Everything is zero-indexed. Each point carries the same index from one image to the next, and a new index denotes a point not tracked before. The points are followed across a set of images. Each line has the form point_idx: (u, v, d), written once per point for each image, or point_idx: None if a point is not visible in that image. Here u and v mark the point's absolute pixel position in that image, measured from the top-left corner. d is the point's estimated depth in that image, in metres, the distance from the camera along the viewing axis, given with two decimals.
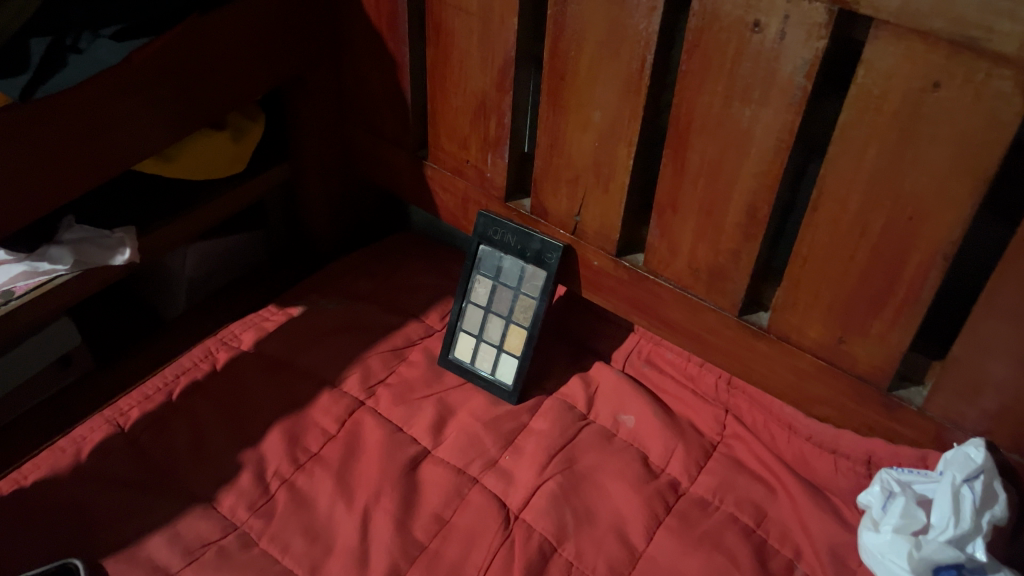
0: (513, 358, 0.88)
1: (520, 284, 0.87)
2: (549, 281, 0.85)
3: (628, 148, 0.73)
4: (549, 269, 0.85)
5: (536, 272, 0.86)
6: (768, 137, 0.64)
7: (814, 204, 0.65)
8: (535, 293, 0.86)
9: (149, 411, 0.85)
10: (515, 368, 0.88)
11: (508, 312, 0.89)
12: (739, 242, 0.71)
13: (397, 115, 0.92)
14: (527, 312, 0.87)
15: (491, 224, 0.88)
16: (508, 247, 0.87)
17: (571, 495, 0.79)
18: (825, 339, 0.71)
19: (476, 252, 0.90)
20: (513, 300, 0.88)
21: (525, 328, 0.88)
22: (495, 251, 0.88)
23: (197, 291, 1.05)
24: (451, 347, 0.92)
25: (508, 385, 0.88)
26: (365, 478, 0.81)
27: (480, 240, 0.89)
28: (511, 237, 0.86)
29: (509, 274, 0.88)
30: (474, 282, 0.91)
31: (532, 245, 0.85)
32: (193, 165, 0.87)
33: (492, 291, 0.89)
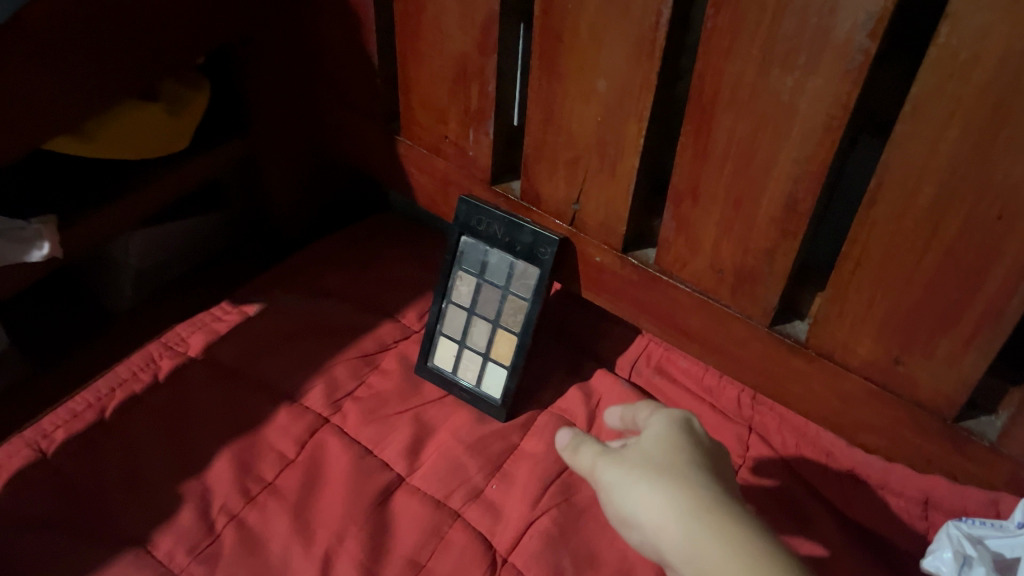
0: (502, 368, 0.76)
1: (509, 283, 0.74)
2: (543, 280, 0.72)
3: (638, 125, 0.60)
4: (543, 267, 0.72)
5: (528, 269, 0.73)
6: (817, 113, 0.51)
7: (870, 198, 0.52)
8: (527, 293, 0.74)
9: (77, 432, 0.73)
10: (504, 380, 0.76)
11: (495, 315, 0.76)
12: (774, 240, 0.58)
13: (364, 81, 0.78)
14: (518, 316, 0.75)
15: (474, 212, 0.74)
16: (494, 239, 0.74)
17: (569, 534, 0.67)
18: (877, 358, 0.58)
19: (457, 244, 0.76)
20: (500, 301, 0.75)
21: (516, 334, 0.75)
22: (480, 243, 0.75)
23: (148, 284, 0.91)
24: (431, 353, 0.79)
25: (495, 399, 0.76)
26: (328, 513, 0.69)
27: (462, 230, 0.75)
28: (499, 228, 0.73)
29: (496, 271, 0.75)
30: (456, 279, 0.78)
31: (523, 238, 0.72)
32: (118, 148, 0.73)
33: (476, 290, 0.76)
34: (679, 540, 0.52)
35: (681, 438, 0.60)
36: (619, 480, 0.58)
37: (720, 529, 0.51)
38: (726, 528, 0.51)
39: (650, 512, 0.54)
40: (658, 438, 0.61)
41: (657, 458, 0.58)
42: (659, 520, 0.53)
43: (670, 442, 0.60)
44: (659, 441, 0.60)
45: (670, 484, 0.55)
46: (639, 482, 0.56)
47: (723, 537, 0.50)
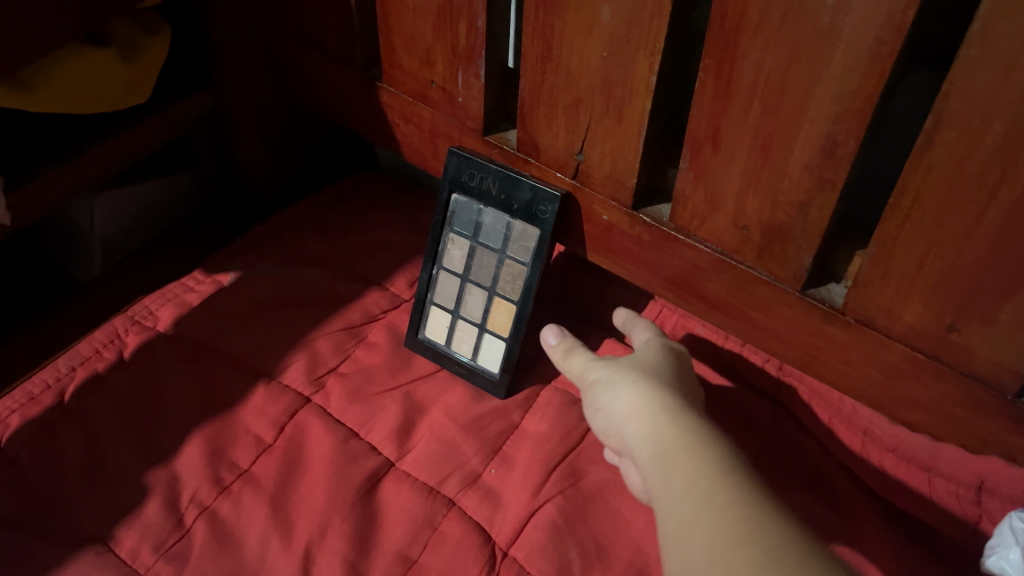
0: (499, 340, 0.69)
1: (506, 246, 0.67)
2: (544, 242, 0.64)
3: (649, 60, 0.52)
4: (543, 227, 0.64)
5: (527, 230, 0.65)
6: (864, 37, 0.43)
7: (925, 140, 0.44)
8: (525, 257, 0.66)
9: (34, 417, 0.66)
10: (502, 353, 0.69)
11: (491, 282, 0.68)
12: (808, 192, 0.50)
13: (339, 21, 0.70)
14: (516, 283, 0.67)
15: (465, 166, 0.66)
16: (488, 197, 0.66)
17: (576, 523, 0.61)
18: (928, 326, 0.51)
19: (448, 203, 0.69)
20: (496, 265, 0.68)
21: (514, 303, 0.67)
22: (472, 202, 0.67)
23: (117, 250, 0.85)
24: (422, 324, 0.72)
25: (493, 374, 0.69)
26: (309, 503, 0.62)
27: (452, 187, 0.68)
28: (493, 185, 0.65)
29: (491, 233, 0.67)
30: (447, 243, 0.70)
31: (520, 196, 0.64)
32: (76, 98, 0.66)
33: (470, 254, 0.69)
34: (640, 422, 0.52)
35: (671, 362, 0.60)
36: (603, 375, 0.59)
37: (677, 415, 0.51)
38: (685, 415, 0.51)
39: (621, 401, 0.55)
40: (650, 353, 0.61)
41: (645, 367, 0.58)
42: (626, 404, 0.54)
43: (660, 361, 0.60)
44: (650, 355, 0.60)
45: (648, 383, 0.55)
46: (620, 379, 0.56)
47: (679, 422, 0.50)
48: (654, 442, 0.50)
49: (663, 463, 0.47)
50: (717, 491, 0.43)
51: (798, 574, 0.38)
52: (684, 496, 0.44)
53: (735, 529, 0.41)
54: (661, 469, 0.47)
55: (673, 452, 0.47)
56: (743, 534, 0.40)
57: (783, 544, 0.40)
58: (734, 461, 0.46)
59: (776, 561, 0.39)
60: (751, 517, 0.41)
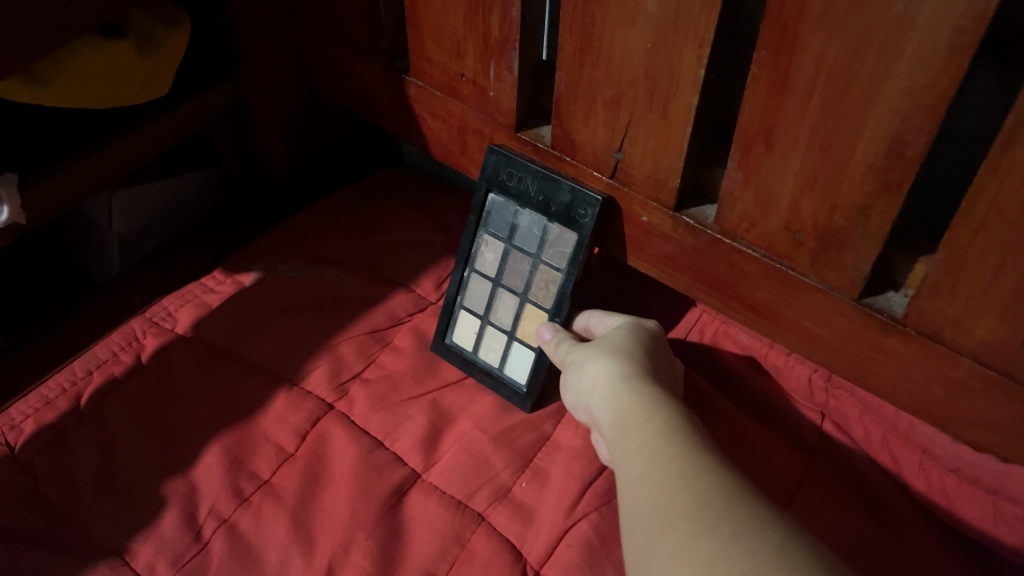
0: (529, 350, 0.65)
1: (541, 251, 0.63)
2: (581, 248, 0.61)
3: (697, 51, 0.48)
4: (581, 232, 0.60)
5: (564, 235, 0.62)
6: (941, 26, 0.39)
7: (1007, 139, 0.40)
8: (560, 264, 0.62)
9: (48, 422, 0.64)
10: (530, 365, 0.65)
11: (524, 288, 0.65)
12: (871, 195, 0.47)
13: (364, 12, 0.67)
14: (549, 291, 0.64)
15: (504, 164, 0.63)
16: (526, 198, 0.63)
17: (613, 544, 0.57)
18: (1002, 342, 0.47)
19: (484, 203, 0.66)
20: (530, 270, 0.64)
21: (545, 312, 0.64)
22: (509, 202, 0.64)
23: (135, 249, 0.83)
24: (450, 328, 0.69)
25: (521, 386, 0.66)
26: (330, 519, 0.60)
27: (490, 186, 0.65)
28: (532, 185, 0.62)
29: (528, 237, 0.64)
30: (480, 244, 0.67)
31: (559, 197, 0.61)
32: (89, 93, 0.63)
33: (504, 257, 0.66)
34: (601, 395, 0.51)
35: (641, 335, 0.58)
36: (571, 354, 0.57)
37: (636, 384, 0.49)
38: (644, 384, 0.49)
39: (586, 378, 0.53)
40: (621, 328, 0.59)
41: (614, 342, 0.56)
42: (592, 382, 0.53)
43: (629, 333, 0.58)
44: (621, 329, 0.58)
45: (614, 357, 0.53)
46: (587, 356, 0.55)
47: (635, 390, 0.49)
48: (612, 412, 0.48)
49: (620, 433, 0.46)
50: (663, 449, 0.42)
51: (731, 513, 0.37)
52: (635, 456, 0.43)
53: (675, 481, 0.40)
54: (617, 439, 0.46)
55: (628, 422, 0.46)
56: (682, 485, 0.39)
57: (720, 492, 0.38)
58: (685, 424, 0.45)
59: (710, 505, 0.38)
60: (692, 469, 0.40)
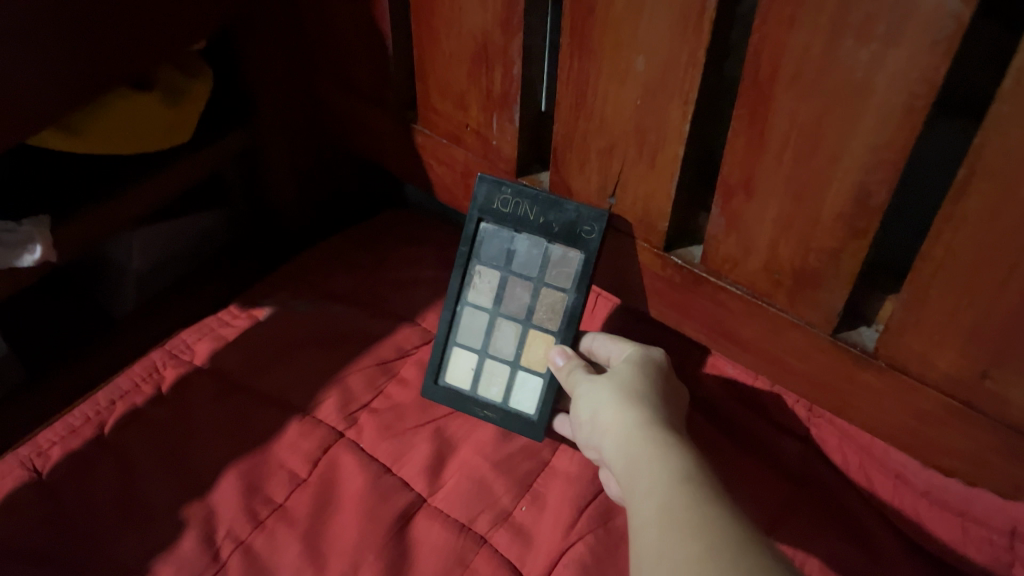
0: (535, 378, 0.68)
1: (544, 272, 0.66)
2: (587, 266, 0.63)
3: (683, 108, 0.53)
4: (586, 250, 0.63)
5: (567, 255, 0.64)
6: (897, 90, 0.44)
7: (958, 191, 0.45)
8: (566, 284, 0.65)
9: (74, 450, 0.68)
10: (537, 392, 0.68)
11: (526, 314, 0.67)
12: (841, 239, 0.51)
13: (375, 65, 0.72)
14: (554, 312, 0.66)
15: (497, 192, 0.65)
16: (526, 223, 0.65)
17: (606, 564, 0.61)
18: (963, 374, 0.51)
19: (475, 233, 0.67)
20: (532, 294, 0.67)
21: (552, 334, 0.66)
22: (504, 229, 0.66)
23: (151, 286, 0.87)
24: (443, 368, 0.71)
25: (529, 415, 0.68)
26: (341, 541, 0.63)
27: (483, 216, 0.66)
28: (530, 210, 0.64)
29: (527, 261, 0.66)
30: (473, 275, 0.69)
31: (561, 218, 0.63)
32: (118, 141, 0.69)
33: (501, 285, 0.68)
34: (615, 433, 0.50)
35: (653, 372, 0.58)
36: (585, 388, 0.57)
37: (650, 425, 0.49)
38: (658, 426, 0.49)
39: (601, 415, 0.53)
40: (633, 363, 0.59)
41: (624, 378, 0.56)
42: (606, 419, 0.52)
43: (641, 369, 0.58)
44: (632, 366, 0.58)
45: (625, 396, 0.53)
46: (599, 394, 0.54)
47: (649, 432, 0.48)
48: (625, 451, 0.48)
49: (631, 472, 0.46)
50: (675, 492, 0.42)
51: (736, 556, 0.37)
52: (647, 496, 0.43)
53: (685, 522, 0.40)
54: (630, 480, 0.46)
55: (641, 462, 0.46)
56: (691, 527, 0.39)
57: (727, 536, 0.38)
58: (698, 468, 0.44)
59: (718, 550, 0.37)
60: (703, 513, 0.40)
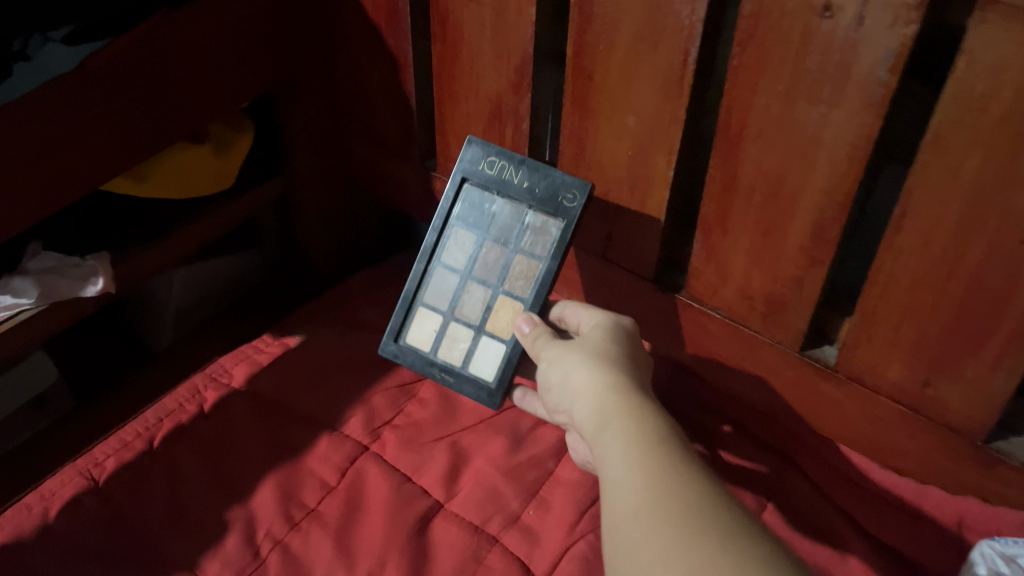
0: (497, 345, 0.69)
1: (520, 239, 0.68)
2: (564, 234, 0.66)
3: (667, 158, 0.62)
4: (565, 218, 0.65)
5: (546, 223, 0.67)
6: (840, 144, 0.53)
7: (895, 226, 0.54)
8: (542, 251, 0.67)
9: (127, 461, 0.76)
10: (497, 360, 0.69)
11: (497, 279, 0.69)
12: (803, 268, 0.60)
13: (400, 120, 0.82)
14: (526, 280, 0.68)
15: (484, 155, 0.69)
16: (508, 186, 0.68)
17: (605, 560, 0.69)
18: (909, 382, 0.60)
19: (458, 194, 0.71)
20: (506, 260, 0.69)
21: (520, 301, 0.68)
22: (487, 192, 0.70)
23: (186, 321, 0.96)
24: (407, 327, 0.73)
25: (487, 383, 0.69)
26: (368, 540, 0.71)
27: (467, 177, 0.70)
28: (515, 174, 0.67)
29: (506, 225, 0.69)
30: (449, 236, 0.71)
31: (545, 185, 0.66)
32: (174, 187, 0.79)
33: (477, 249, 0.70)
34: (591, 406, 0.54)
35: (619, 336, 0.61)
36: (556, 355, 0.59)
37: (624, 399, 0.53)
38: (632, 400, 0.53)
39: (576, 386, 0.56)
40: (602, 329, 0.61)
41: (596, 346, 0.59)
42: (582, 390, 0.55)
43: (610, 336, 0.61)
44: (601, 331, 0.61)
45: (599, 364, 0.56)
46: (573, 361, 0.58)
47: (625, 407, 0.52)
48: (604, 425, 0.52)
49: (613, 447, 0.50)
50: (658, 473, 0.46)
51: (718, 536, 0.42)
52: (630, 474, 0.47)
53: (668, 504, 0.44)
54: (612, 449, 0.50)
55: (621, 435, 0.50)
56: (675, 510, 0.44)
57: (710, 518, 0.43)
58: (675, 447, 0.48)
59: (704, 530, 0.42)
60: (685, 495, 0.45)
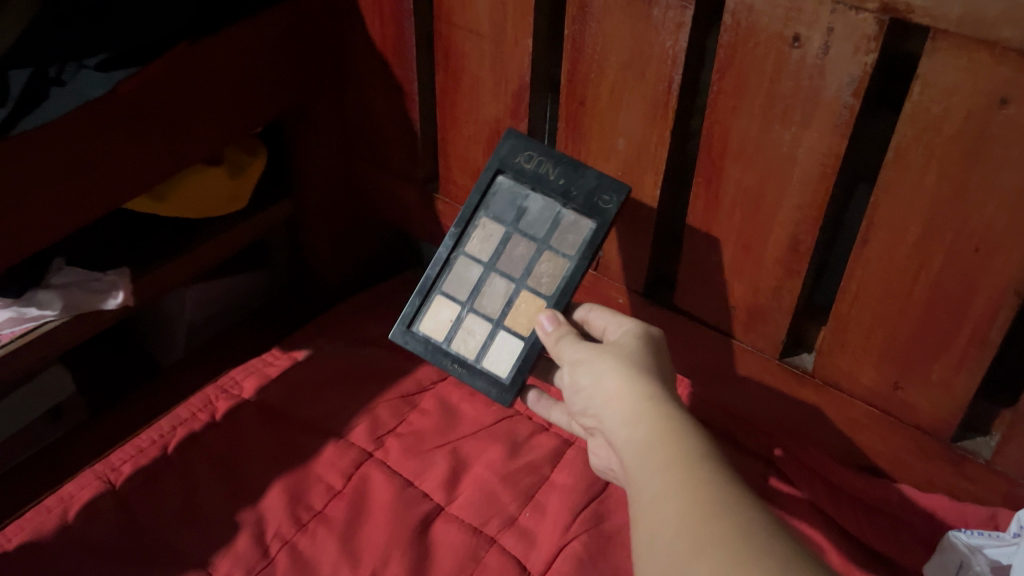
0: (514, 341, 0.69)
1: (550, 236, 0.69)
2: (597, 233, 0.66)
3: (654, 177, 0.67)
4: (601, 218, 0.66)
5: (578, 222, 0.68)
6: (812, 162, 0.58)
7: (863, 238, 0.59)
8: (571, 250, 0.68)
9: (142, 466, 0.80)
10: (514, 357, 0.68)
11: (521, 274, 0.70)
12: (780, 279, 0.65)
13: (405, 144, 0.87)
14: (550, 277, 0.68)
15: (521, 147, 0.70)
16: (544, 182, 0.69)
17: (597, 559, 0.73)
18: (880, 386, 0.64)
19: (492, 185, 0.72)
20: (533, 256, 0.70)
21: (543, 298, 0.68)
22: (521, 186, 0.71)
23: (198, 335, 1.00)
24: (423, 315, 0.73)
25: (502, 379, 0.68)
26: (372, 541, 0.74)
27: (503, 168, 0.71)
28: (553, 170, 0.68)
29: (537, 221, 0.70)
30: (476, 227, 0.72)
31: (582, 183, 0.67)
32: (192, 207, 0.84)
33: (504, 241, 0.71)
34: (629, 423, 0.52)
35: (651, 346, 0.59)
36: (587, 362, 0.57)
37: (666, 419, 0.51)
38: (674, 420, 0.51)
39: (612, 399, 0.54)
40: (633, 337, 0.59)
41: (629, 352, 0.57)
42: (618, 404, 0.53)
43: (643, 345, 0.58)
44: (633, 339, 0.59)
45: (636, 377, 0.54)
46: (607, 367, 0.55)
47: (667, 427, 0.50)
48: (643, 444, 0.50)
49: (658, 472, 0.48)
50: (709, 508, 0.45)
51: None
52: (676, 505, 0.46)
53: (718, 541, 0.43)
54: (656, 475, 0.48)
55: (665, 463, 0.48)
56: (729, 550, 0.42)
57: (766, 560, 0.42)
58: (723, 476, 0.47)
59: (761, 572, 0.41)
60: (737, 532, 0.43)
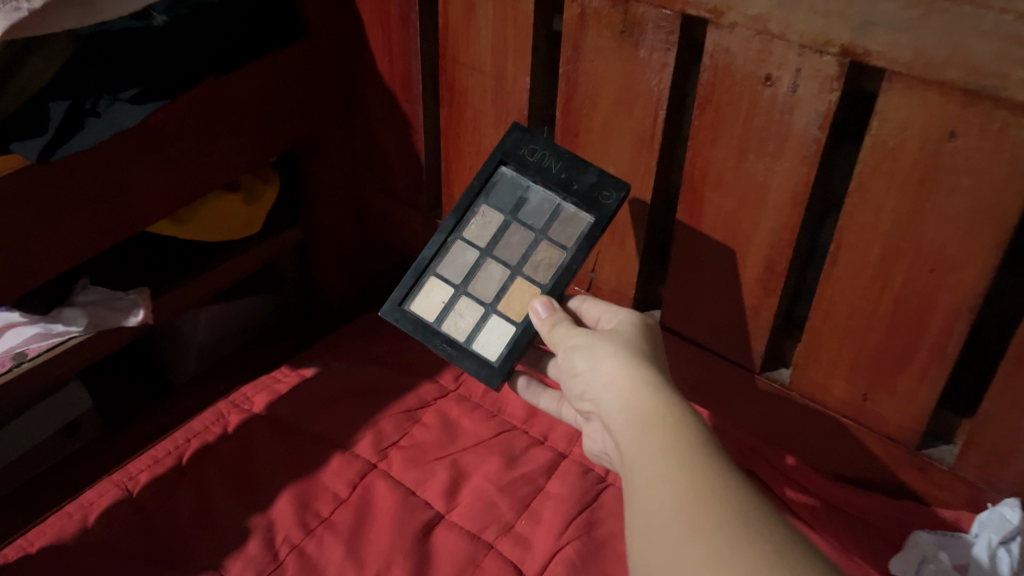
0: (505, 326, 0.72)
1: (548, 226, 0.72)
2: (593, 227, 0.70)
3: (642, 204, 0.73)
4: (599, 211, 0.70)
5: (577, 216, 0.72)
6: (785, 189, 0.64)
7: (832, 259, 0.64)
8: (568, 241, 0.71)
9: (158, 474, 0.84)
10: (503, 341, 0.71)
11: (517, 262, 0.73)
12: (758, 297, 0.70)
13: (410, 173, 0.93)
14: (544, 266, 0.72)
15: (525, 139, 0.73)
16: (545, 174, 0.73)
17: (589, 563, 0.77)
18: (852, 397, 0.69)
19: (496, 176, 0.75)
20: (530, 245, 0.73)
21: (537, 286, 0.72)
22: (522, 177, 0.74)
23: (208, 355, 1.04)
24: (416, 292, 0.75)
25: (491, 361, 0.71)
26: (376, 546, 0.79)
27: (506, 159, 0.74)
28: (555, 163, 0.72)
29: (535, 212, 0.73)
30: (476, 214, 0.76)
31: (583, 178, 0.71)
32: (210, 231, 0.89)
33: (503, 229, 0.74)
34: (621, 393, 0.55)
35: (644, 333, 0.63)
36: (584, 343, 0.61)
37: (657, 390, 0.54)
38: (664, 391, 0.55)
39: (605, 374, 0.58)
40: (629, 326, 0.64)
41: (624, 338, 0.61)
42: (611, 377, 0.57)
43: (636, 333, 0.63)
44: (629, 328, 0.64)
45: (629, 356, 0.58)
46: (604, 348, 0.60)
47: (657, 395, 0.54)
48: (633, 410, 0.54)
49: (646, 431, 0.52)
50: (693, 462, 0.48)
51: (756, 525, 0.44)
52: (662, 459, 0.49)
53: (699, 490, 0.47)
54: (645, 434, 0.51)
55: (652, 424, 0.52)
56: (709, 495, 0.46)
57: (744, 509, 0.45)
58: (707, 438, 0.51)
59: (740, 517, 0.45)
60: (717, 482, 0.47)
